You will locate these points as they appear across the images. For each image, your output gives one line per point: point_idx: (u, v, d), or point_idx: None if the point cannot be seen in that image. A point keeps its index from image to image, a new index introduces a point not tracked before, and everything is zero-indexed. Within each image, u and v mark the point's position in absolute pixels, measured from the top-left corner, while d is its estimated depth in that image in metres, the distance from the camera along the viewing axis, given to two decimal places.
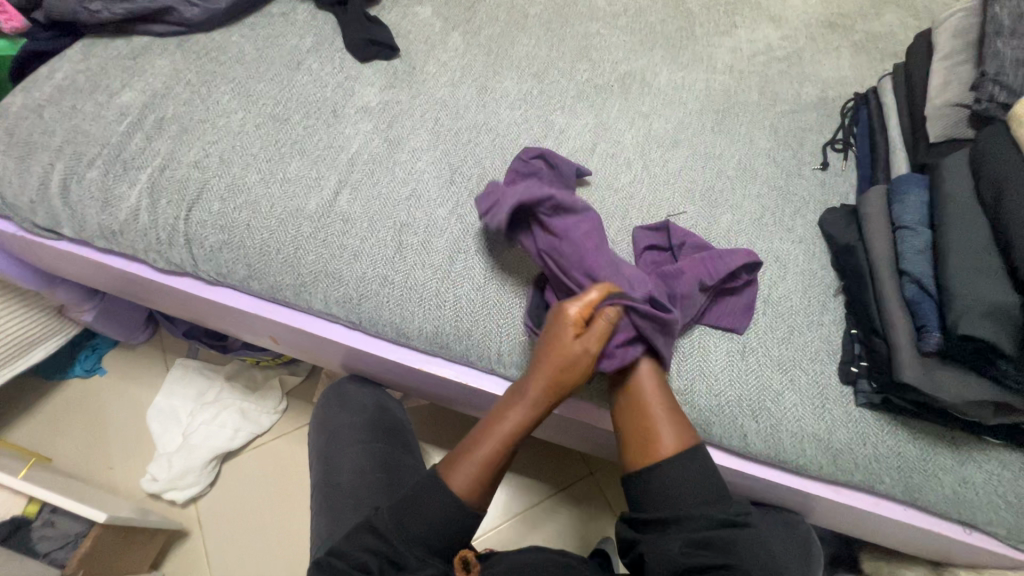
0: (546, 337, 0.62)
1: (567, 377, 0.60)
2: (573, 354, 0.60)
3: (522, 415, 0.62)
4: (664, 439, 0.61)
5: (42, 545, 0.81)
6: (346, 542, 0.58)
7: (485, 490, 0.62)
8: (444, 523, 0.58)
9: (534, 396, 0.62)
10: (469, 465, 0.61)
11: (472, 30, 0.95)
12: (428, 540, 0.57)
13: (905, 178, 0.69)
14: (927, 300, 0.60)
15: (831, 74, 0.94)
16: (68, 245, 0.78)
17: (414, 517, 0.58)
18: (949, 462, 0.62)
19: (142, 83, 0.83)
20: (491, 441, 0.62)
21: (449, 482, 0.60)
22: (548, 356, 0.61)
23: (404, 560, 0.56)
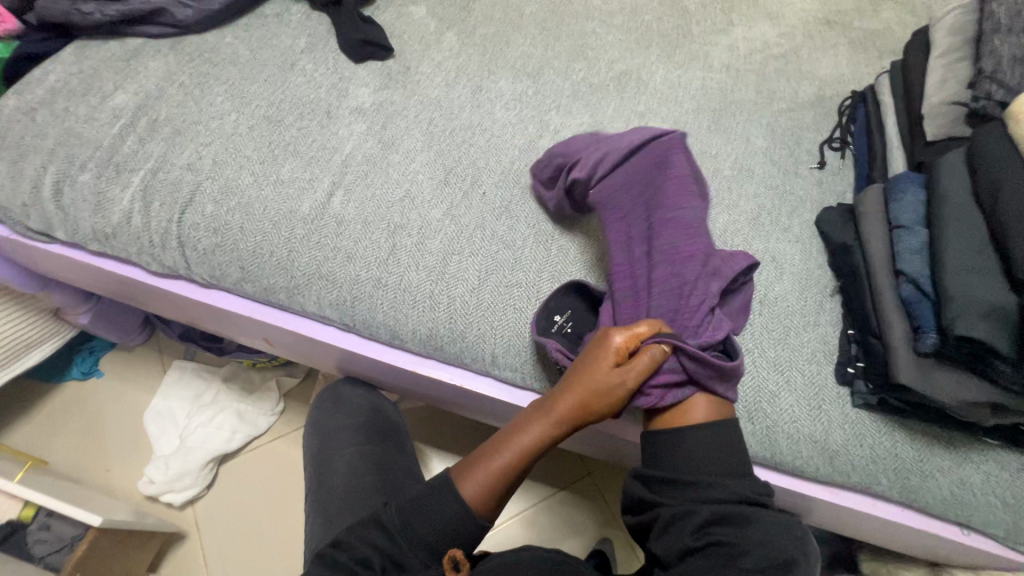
0: (584, 360, 0.61)
1: (597, 404, 0.59)
2: (608, 382, 0.59)
3: (544, 433, 0.61)
4: (697, 416, 0.61)
5: (38, 549, 0.81)
6: (347, 535, 0.58)
7: (495, 501, 0.61)
8: (436, 527, 0.57)
9: (560, 417, 0.61)
10: (484, 472, 0.61)
11: (466, 30, 0.95)
12: (430, 543, 0.57)
13: (901, 177, 0.69)
14: (924, 300, 0.59)
15: (828, 72, 0.94)
16: (61, 247, 0.78)
17: (416, 519, 0.58)
18: (946, 464, 0.62)
19: (135, 85, 0.83)
20: (507, 451, 0.61)
21: (460, 486, 0.60)
22: (581, 380, 0.59)
23: (405, 561, 0.56)
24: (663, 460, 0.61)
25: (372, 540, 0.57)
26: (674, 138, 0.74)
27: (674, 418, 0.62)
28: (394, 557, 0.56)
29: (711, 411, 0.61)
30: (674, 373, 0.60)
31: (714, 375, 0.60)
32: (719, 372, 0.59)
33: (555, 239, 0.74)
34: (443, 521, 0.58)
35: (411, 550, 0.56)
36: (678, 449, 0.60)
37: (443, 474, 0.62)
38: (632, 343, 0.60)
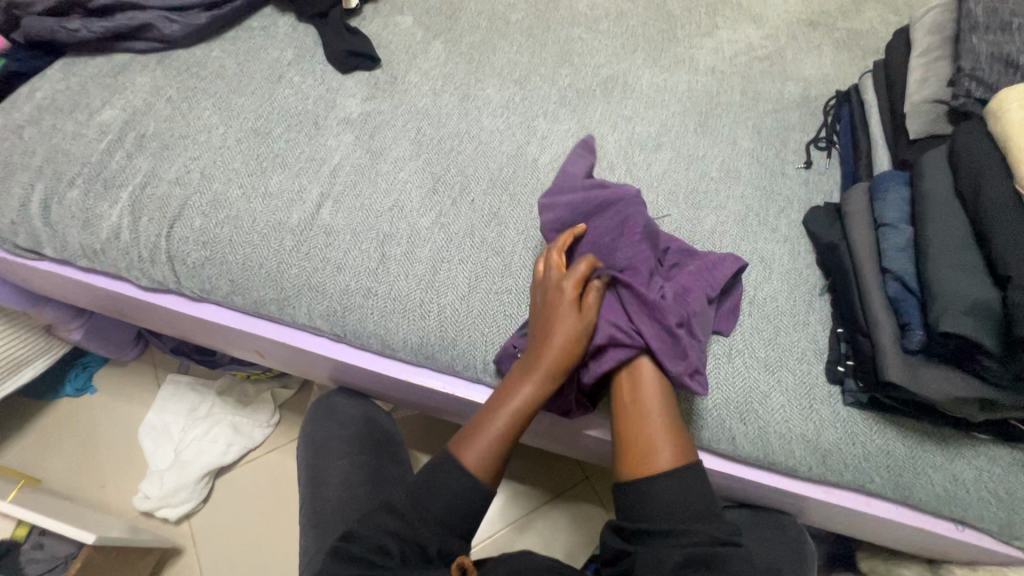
0: (543, 312, 0.63)
1: (570, 348, 0.61)
2: (574, 326, 0.61)
3: (533, 396, 0.61)
4: (661, 463, 0.59)
5: (31, 568, 0.80)
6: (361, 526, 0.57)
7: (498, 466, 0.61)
8: (439, 518, 0.57)
9: (541, 372, 0.60)
10: (484, 441, 0.60)
11: (453, 39, 0.96)
12: (445, 521, 0.57)
13: (886, 176, 0.69)
14: (910, 299, 0.59)
15: (813, 72, 0.95)
16: (50, 264, 0.78)
17: (432, 496, 0.58)
18: (938, 460, 0.62)
19: (123, 100, 0.83)
20: (502, 417, 0.60)
21: (463, 461, 0.59)
22: (551, 330, 0.61)
23: (422, 539, 0.55)
24: (634, 510, 0.59)
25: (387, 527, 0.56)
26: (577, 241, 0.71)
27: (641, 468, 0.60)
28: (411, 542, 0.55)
29: (677, 457, 0.60)
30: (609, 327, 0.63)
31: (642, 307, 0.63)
32: (644, 302, 0.63)
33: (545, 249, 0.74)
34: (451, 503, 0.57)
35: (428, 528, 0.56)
36: (648, 500, 0.58)
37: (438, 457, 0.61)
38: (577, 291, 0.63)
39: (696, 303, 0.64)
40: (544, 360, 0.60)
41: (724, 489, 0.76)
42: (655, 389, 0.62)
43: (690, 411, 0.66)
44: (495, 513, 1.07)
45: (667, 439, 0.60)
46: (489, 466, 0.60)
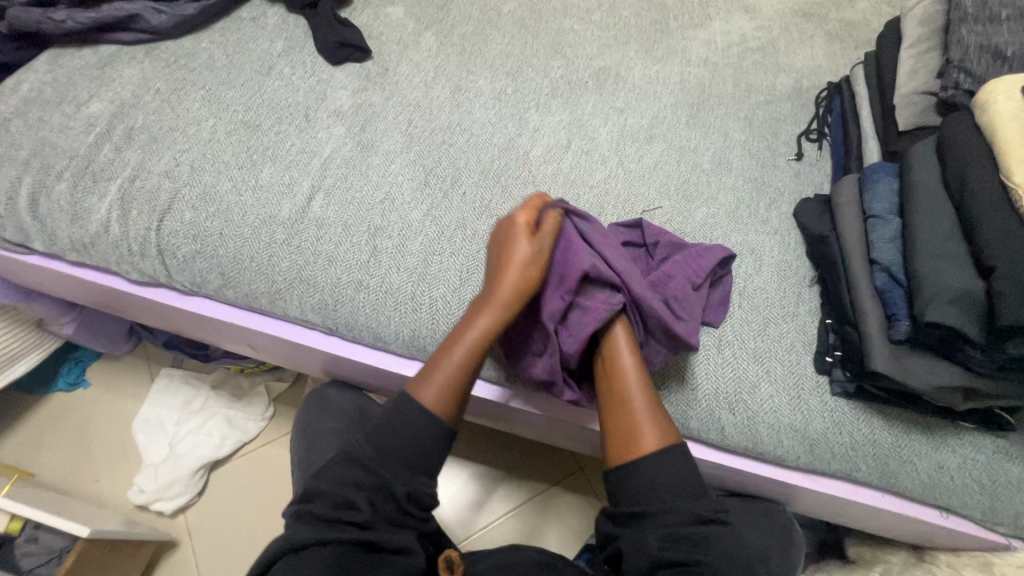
0: (501, 247, 0.65)
1: (528, 275, 0.62)
2: (527, 252, 0.63)
3: (490, 324, 0.62)
4: (646, 444, 0.59)
5: (25, 561, 0.81)
6: (323, 481, 0.55)
7: (457, 401, 0.61)
8: (403, 449, 0.57)
9: (496, 300, 0.62)
10: (444, 375, 0.61)
11: (445, 30, 0.95)
12: (408, 459, 0.57)
13: (874, 168, 0.70)
14: (897, 289, 0.60)
15: (805, 64, 0.95)
16: (39, 258, 0.77)
17: (391, 439, 0.57)
18: (923, 448, 0.63)
19: (111, 93, 0.82)
20: (461, 348, 0.62)
21: (425, 398, 0.59)
22: (504, 259, 0.63)
23: (390, 485, 0.55)
24: (623, 493, 0.59)
25: (356, 480, 0.55)
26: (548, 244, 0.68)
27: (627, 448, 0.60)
28: (378, 488, 0.55)
29: (660, 437, 0.60)
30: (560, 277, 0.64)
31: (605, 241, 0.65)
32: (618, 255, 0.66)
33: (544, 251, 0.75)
34: (413, 448, 0.57)
35: (393, 468, 0.56)
36: (636, 482, 0.58)
37: (401, 396, 0.60)
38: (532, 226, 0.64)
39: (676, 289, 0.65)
40: (497, 287, 0.62)
41: (714, 478, 0.76)
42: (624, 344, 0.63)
43: (682, 403, 0.66)
44: (488, 504, 1.08)
45: (648, 417, 0.60)
46: (448, 402, 0.60)
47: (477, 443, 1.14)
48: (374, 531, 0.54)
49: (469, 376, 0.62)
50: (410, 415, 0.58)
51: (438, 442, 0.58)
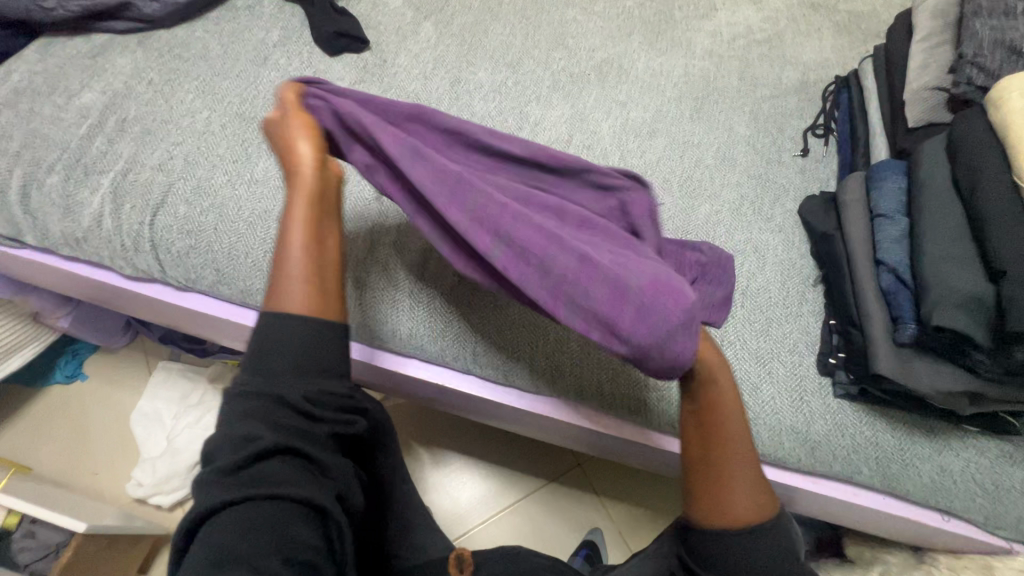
0: (280, 144, 0.55)
1: (317, 148, 0.54)
2: (300, 128, 0.54)
3: (312, 206, 0.53)
4: (739, 511, 0.53)
5: (22, 556, 0.81)
6: (224, 428, 0.44)
7: (327, 295, 0.51)
8: (304, 359, 0.47)
9: (300, 178, 0.53)
10: (296, 278, 0.50)
11: (444, 20, 0.93)
12: (306, 369, 0.46)
13: (882, 166, 0.68)
14: (903, 291, 0.59)
15: (812, 57, 0.93)
16: (32, 253, 0.76)
17: (278, 357, 0.46)
18: (926, 451, 0.62)
19: (103, 83, 0.80)
20: (298, 245, 0.51)
21: (280, 309, 0.48)
22: (287, 142, 0.54)
23: (289, 398, 0.45)
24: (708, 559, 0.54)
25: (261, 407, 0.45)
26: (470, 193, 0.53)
27: (719, 510, 0.54)
28: (281, 411, 0.45)
29: (757, 509, 0.54)
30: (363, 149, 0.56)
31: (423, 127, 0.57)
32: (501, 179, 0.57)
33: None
34: (313, 353, 0.47)
35: (289, 376, 0.46)
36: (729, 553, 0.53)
37: (258, 320, 0.48)
38: (286, 111, 0.55)
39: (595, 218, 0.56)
40: (292, 169, 0.54)
41: None
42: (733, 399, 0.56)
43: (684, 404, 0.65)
44: (487, 499, 1.08)
45: (746, 484, 0.54)
46: (314, 302, 0.50)
47: (476, 439, 1.13)
48: (296, 476, 0.43)
49: (323, 269, 0.52)
50: (275, 328, 0.47)
51: (326, 342, 0.48)
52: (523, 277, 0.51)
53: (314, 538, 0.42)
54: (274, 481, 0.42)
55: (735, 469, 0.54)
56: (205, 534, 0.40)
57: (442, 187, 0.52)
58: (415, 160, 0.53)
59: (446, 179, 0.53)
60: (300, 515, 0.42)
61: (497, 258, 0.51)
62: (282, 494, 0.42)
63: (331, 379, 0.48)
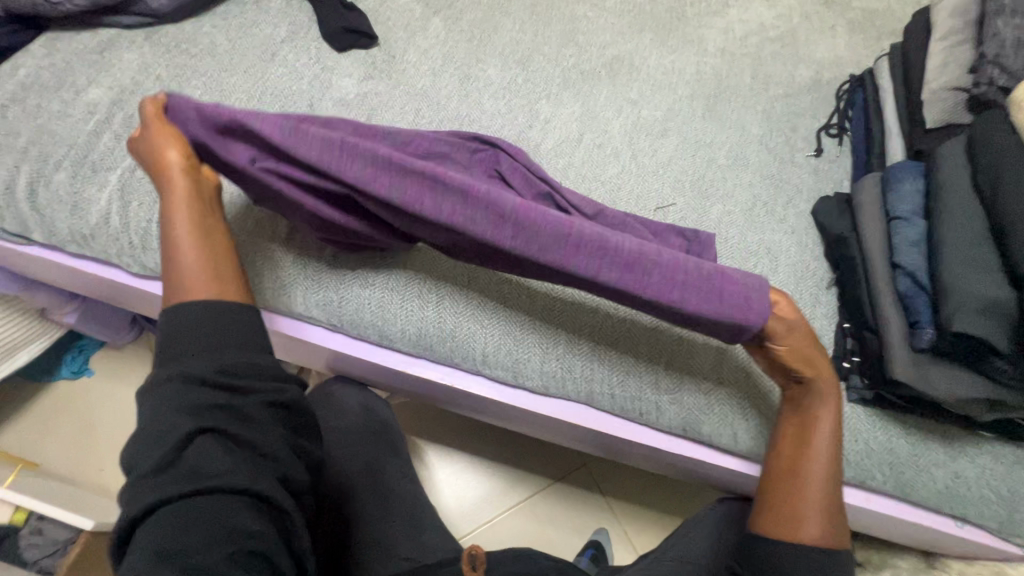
0: (146, 163, 0.60)
1: (184, 156, 0.59)
2: (163, 142, 0.59)
3: (188, 208, 0.58)
4: (807, 533, 0.56)
5: (30, 553, 0.81)
6: (147, 432, 0.47)
7: (223, 281, 0.56)
8: (213, 353, 0.50)
9: (173, 184, 0.58)
10: (189, 273, 0.55)
11: (453, 15, 0.92)
12: (217, 361, 0.50)
13: (900, 167, 0.67)
14: (921, 295, 0.58)
15: (826, 55, 0.92)
16: (39, 249, 0.75)
17: (190, 351, 0.51)
18: (941, 457, 0.61)
19: (110, 79, 0.80)
20: (187, 244, 0.57)
21: (182, 298, 0.54)
22: (156, 153, 0.59)
23: (202, 388, 0.48)
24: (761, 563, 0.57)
25: (180, 399, 0.48)
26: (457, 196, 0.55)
27: (787, 526, 0.57)
28: (197, 405, 0.48)
29: (825, 535, 0.56)
30: (241, 143, 0.58)
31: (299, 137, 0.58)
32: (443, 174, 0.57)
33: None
34: (216, 339, 0.52)
35: (197, 361, 0.50)
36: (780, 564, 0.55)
37: (162, 317, 0.53)
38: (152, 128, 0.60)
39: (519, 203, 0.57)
40: (163, 179, 0.59)
41: (723, 481, 0.75)
42: (830, 432, 0.58)
43: (696, 406, 0.65)
44: (493, 498, 1.08)
45: (818, 506, 0.56)
46: (215, 283, 0.56)
47: (481, 438, 1.13)
48: (229, 466, 0.46)
49: (218, 257, 0.58)
50: (178, 316, 0.52)
51: (232, 314, 0.53)
52: (425, 209, 0.54)
53: (257, 524, 0.45)
54: (198, 473, 0.45)
55: (813, 493, 0.56)
56: (140, 535, 0.43)
57: (323, 153, 0.56)
58: (293, 137, 0.56)
59: (332, 144, 0.56)
60: (243, 501, 0.45)
61: (398, 198, 0.55)
62: (218, 489, 0.45)
63: (241, 358, 0.51)
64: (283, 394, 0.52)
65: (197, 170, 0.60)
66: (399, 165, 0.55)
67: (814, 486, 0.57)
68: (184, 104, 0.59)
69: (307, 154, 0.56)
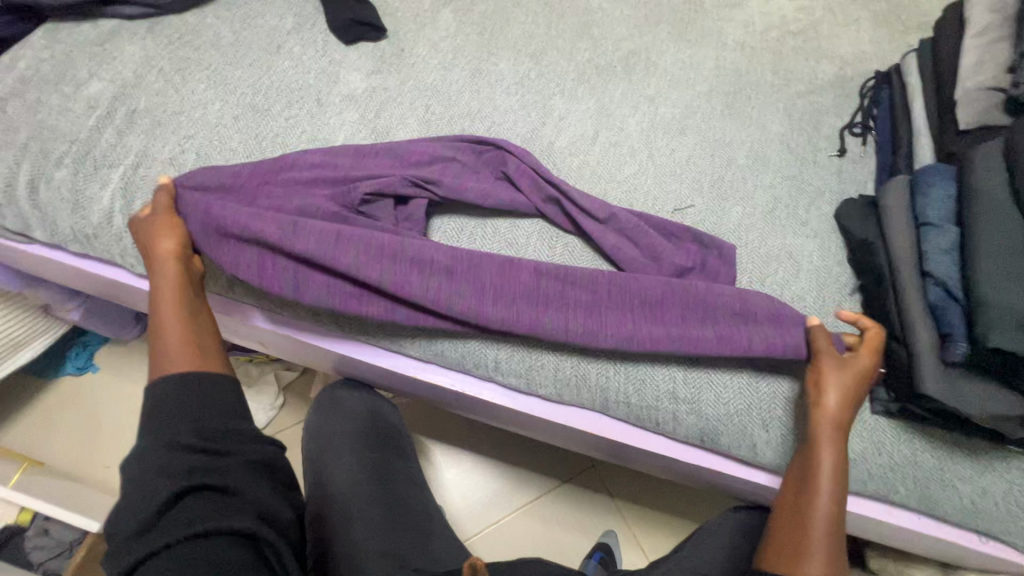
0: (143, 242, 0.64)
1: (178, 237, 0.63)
2: (163, 225, 0.63)
3: (172, 285, 0.61)
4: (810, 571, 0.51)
5: (35, 555, 0.81)
6: (131, 495, 0.49)
7: (205, 357, 0.59)
8: (191, 414, 0.54)
9: (160, 266, 0.61)
10: (172, 349, 0.58)
11: (464, 7, 0.89)
12: (195, 420, 0.53)
13: (930, 170, 0.64)
14: (953, 306, 0.56)
15: (850, 50, 0.89)
16: (40, 248, 0.73)
17: (169, 412, 0.54)
18: (967, 472, 0.60)
19: (112, 72, 0.77)
20: (172, 319, 0.59)
21: (165, 374, 0.57)
22: (150, 239, 0.63)
23: (177, 441, 0.51)
24: None
25: (160, 463, 0.50)
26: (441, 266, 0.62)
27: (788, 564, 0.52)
28: (176, 460, 0.50)
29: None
30: (236, 242, 0.63)
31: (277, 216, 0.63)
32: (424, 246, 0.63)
33: (602, 266, 0.69)
34: (191, 405, 0.55)
35: (179, 428, 0.53)
36: None
37: (147, 392, 0.56)
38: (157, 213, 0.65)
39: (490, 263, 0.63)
40: (152, 263, 0.62)
41: (738, 490, 0.74)
42: (836, 457, 0.55)
43: (711, 418, 0.63)
44: (499, 500, 1.07)
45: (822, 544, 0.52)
46: (196, 358, 0.58)
47: (487, 439, 1.12)
48: (209, 510, 0.47)
49: (201, 334, 0.61)
50: (163, 391, 0.55)
51: (211, 387, 0.57)
52: (411, 291, 0.61)
53: (238, 557, 0.44)
54: (180, 522, 0.46)
55: (815, 534, 0.52)
56: None
57: (319, 242, 0.61)
58: (290, 232, 0.61)
59: (326, 236, 0.61)
60: (226, 538, 0.45)
61: (388, 284, 0.61)
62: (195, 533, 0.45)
63: (215, 421, 0.54)
64: (261, 451, 0.55)
65: (187, 256, 0.64)
66: (385, 250, 0.62)
67: (818, 526, 0.53)
68: (184, 203, 0.65)
69: (306, 247, 0.61)
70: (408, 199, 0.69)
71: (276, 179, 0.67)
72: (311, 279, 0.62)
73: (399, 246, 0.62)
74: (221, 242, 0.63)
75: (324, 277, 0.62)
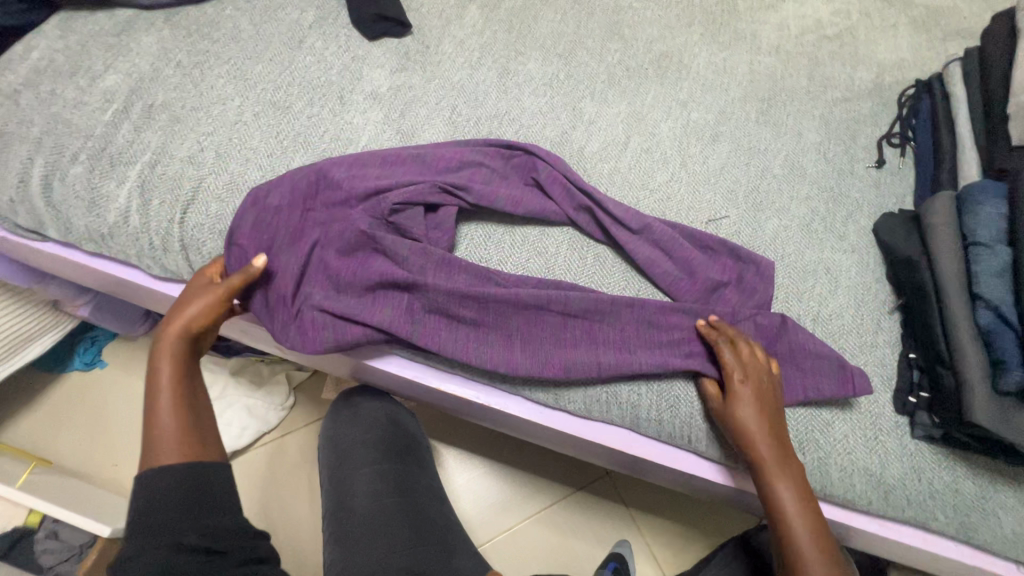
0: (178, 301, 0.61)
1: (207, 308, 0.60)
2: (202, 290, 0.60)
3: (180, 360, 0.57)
4: None
5: (44, 558, 0.79)
6: None
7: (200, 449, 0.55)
8: (188, 508, 0.52)
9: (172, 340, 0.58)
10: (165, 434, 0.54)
11: (490, 3, 0.86)
12: (195, 515, 0.52)
13: (982, 186, 0.62)
14: (1006, 332, 0.54)
15: (888, 57, 0.86)
16: (54, 246, 0.71)
17: (162, 505, 0.51)
18: (1009, 501, 0.58)
19: (128, 64, 0.75)
20: (168, 400, 0.55)
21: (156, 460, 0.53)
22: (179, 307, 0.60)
23: (180, 539, 0.50)
24: None
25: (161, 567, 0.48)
26: (471, 317, 0.62)
27: None
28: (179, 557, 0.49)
29: None
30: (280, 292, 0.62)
31: (320, 268, 0.63)
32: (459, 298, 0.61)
33: (634, 278, 0.66)
34: (190, 498, 0.52)
35: (177, 526, 0.50)
36: None
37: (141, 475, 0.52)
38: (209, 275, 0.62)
39: (519, 312, 0.62)
40: (167, 330, 0.58)
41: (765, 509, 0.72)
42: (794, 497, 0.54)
43: None
44: (512, 507, 1.05)
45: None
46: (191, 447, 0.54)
47: (501, 444, 1.10)
48: None
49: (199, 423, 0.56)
50: (154, 484, 0.51)
51: (212, 479, 0.54)
52: (441, 345, 0.61)
53: None
54: None
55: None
56: None
57: (356, 298, 0.62)
58: (334, 285, 0.62)
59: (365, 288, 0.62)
60: None
61: (420, 339, 0.61)
62: None
63: (216, 514, 0.53)
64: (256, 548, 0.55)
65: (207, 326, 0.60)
66: (418, 300, 0.62)
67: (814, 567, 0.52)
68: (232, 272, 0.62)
69: (343, 303, 0.61)
70: (438, 206, 0.67)
71: (315, 204, 0.66)
72: (348, 330, 0.61)
73: (431, 296, 0.61)
74: (275, 305, 0.62)
75: (363, 330, 0.61)
